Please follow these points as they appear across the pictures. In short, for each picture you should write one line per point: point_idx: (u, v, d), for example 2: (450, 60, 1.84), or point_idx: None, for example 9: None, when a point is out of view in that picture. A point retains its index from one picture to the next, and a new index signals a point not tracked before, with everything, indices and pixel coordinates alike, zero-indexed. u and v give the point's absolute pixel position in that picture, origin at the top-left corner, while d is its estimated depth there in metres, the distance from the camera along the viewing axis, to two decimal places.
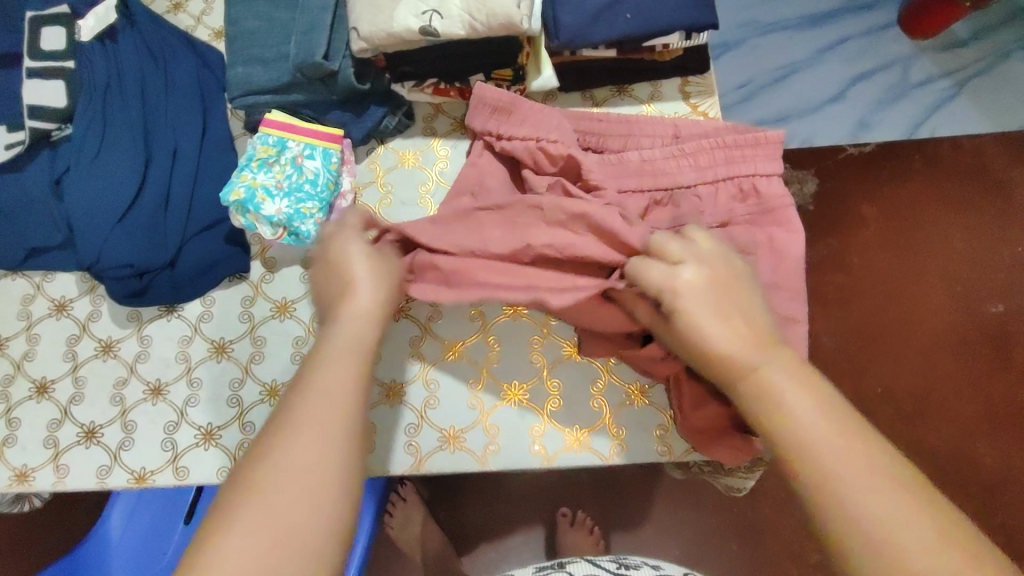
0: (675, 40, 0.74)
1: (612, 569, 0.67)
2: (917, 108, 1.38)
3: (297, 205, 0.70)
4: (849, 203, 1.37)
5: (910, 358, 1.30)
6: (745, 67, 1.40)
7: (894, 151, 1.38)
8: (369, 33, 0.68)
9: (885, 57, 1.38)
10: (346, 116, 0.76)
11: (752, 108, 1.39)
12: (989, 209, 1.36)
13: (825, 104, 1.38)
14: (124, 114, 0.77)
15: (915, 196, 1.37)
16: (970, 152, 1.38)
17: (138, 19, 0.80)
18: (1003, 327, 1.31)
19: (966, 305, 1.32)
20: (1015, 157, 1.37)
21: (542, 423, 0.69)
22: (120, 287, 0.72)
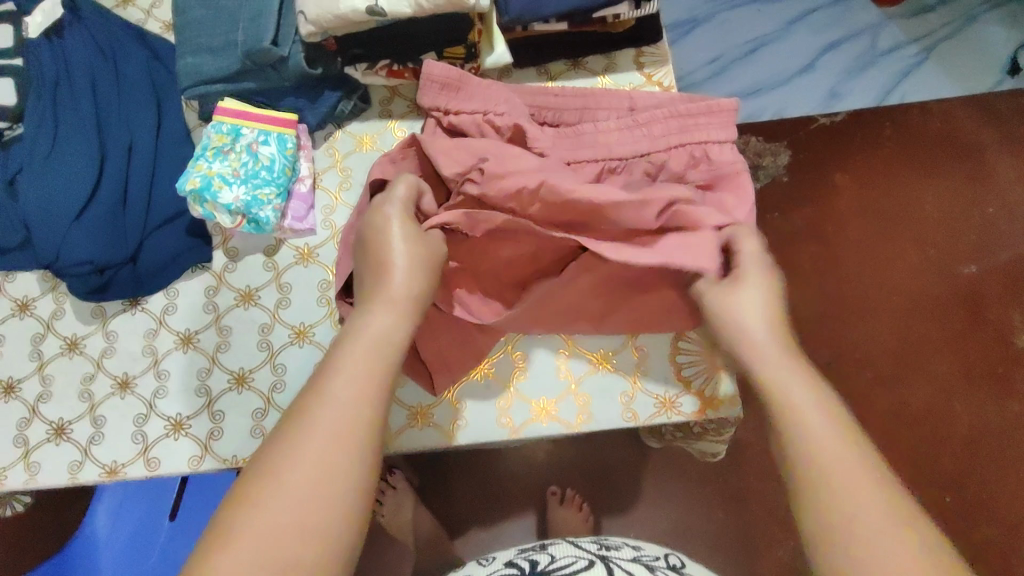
0: (625, 10, 0.74)
1: (594, 549, 0.66)
2: (887, 75, 1.39)
3: (254, 192, 0.70)
4: (821, 172, 1.38)
5: (887, 321, 1.32)
6: (712, 41, 1.40)
7: (865, 118, 1.39)
8: (317, 16, 0.69)
9: (852, 27, 1.40)
10: (300, 101, 0.76)
11: (721, 83, 1.40)
12: (959, 171, 1.38)
13: (794, 74, 1.39)
14: (76, 110, 0.76)
15: (887, 162, 1.38)
16: (940, 116, 1.39)
17: (86, 14, 0.79)
18: (977, 289, 1.33)
19: (941, 268, 1.34)
20: (983, 119, 1.38)
21: (509, 397, 0.70)
22: (81, 284, 0.72)
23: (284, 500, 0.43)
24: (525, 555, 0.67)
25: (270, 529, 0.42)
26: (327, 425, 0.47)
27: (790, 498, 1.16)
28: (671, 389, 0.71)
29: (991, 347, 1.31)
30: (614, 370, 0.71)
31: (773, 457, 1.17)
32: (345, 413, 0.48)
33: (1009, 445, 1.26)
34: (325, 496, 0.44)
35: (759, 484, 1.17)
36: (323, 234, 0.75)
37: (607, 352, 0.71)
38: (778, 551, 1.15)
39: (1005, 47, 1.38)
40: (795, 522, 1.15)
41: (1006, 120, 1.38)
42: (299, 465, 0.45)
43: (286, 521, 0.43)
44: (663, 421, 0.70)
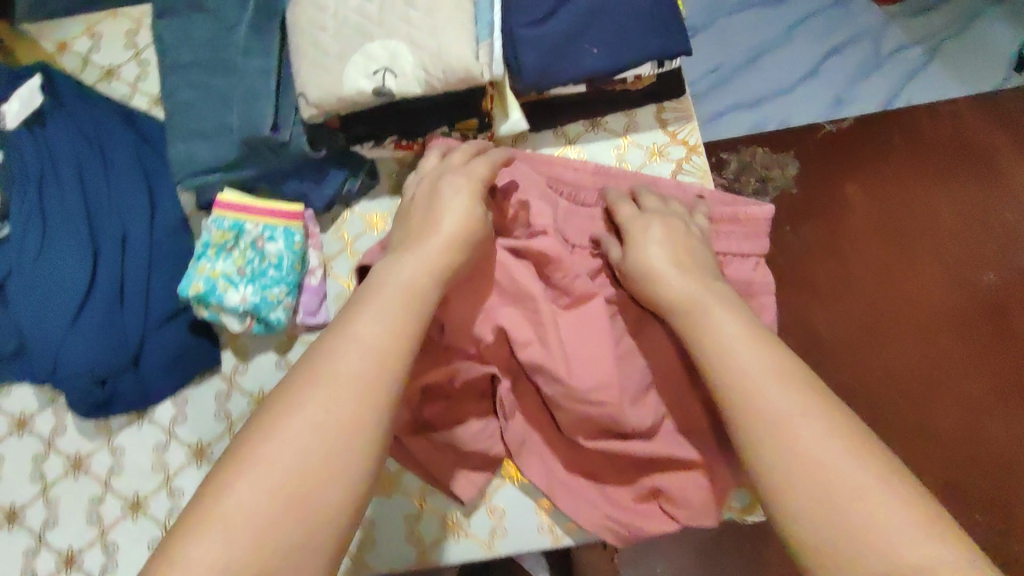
0: (648, 70, 0.70)
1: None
2: (894, 78, 1.33)
3: (263, 291, 0.65)
4: (831, 186, 1.22)
5: (937, 346, 1.06)
6: (712, 51, 1.35)
7: (871, 131, 1.27)
8: (319, 100, 0.64)
9: (856, 29, 1.35)
10: (304, 184, 0.70)
11: (726, 93, 1.34)
12: (963, 172, 1.16)
13: (799, 81, 1.34)
14: (64, 205, 0.70)
15: (898, 168, 1.20)
16: (949, 120, 1.24)
17: (66, 99, 0.73)
18: (1002, 300, 1.05)
19: (960, 278, 1.08)
20: (999, 126, 1.20)
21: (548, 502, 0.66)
22: (83, 400, 0.66)
23: (293, 445, 0.40)
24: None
25: (277, 477, 0.39)
26: (343, 379, 0.43)
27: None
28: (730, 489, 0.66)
29: None
30: None
31: None
32: (363, 373, 0.43)
33: None
34: (333, 458, 0.40)
35: None
36: None
37: None
38: None
39: (1009, 47, 1.32)
40: None
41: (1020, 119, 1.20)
42: (308, 415, 0.41)
43: (291, 472, 0.39)
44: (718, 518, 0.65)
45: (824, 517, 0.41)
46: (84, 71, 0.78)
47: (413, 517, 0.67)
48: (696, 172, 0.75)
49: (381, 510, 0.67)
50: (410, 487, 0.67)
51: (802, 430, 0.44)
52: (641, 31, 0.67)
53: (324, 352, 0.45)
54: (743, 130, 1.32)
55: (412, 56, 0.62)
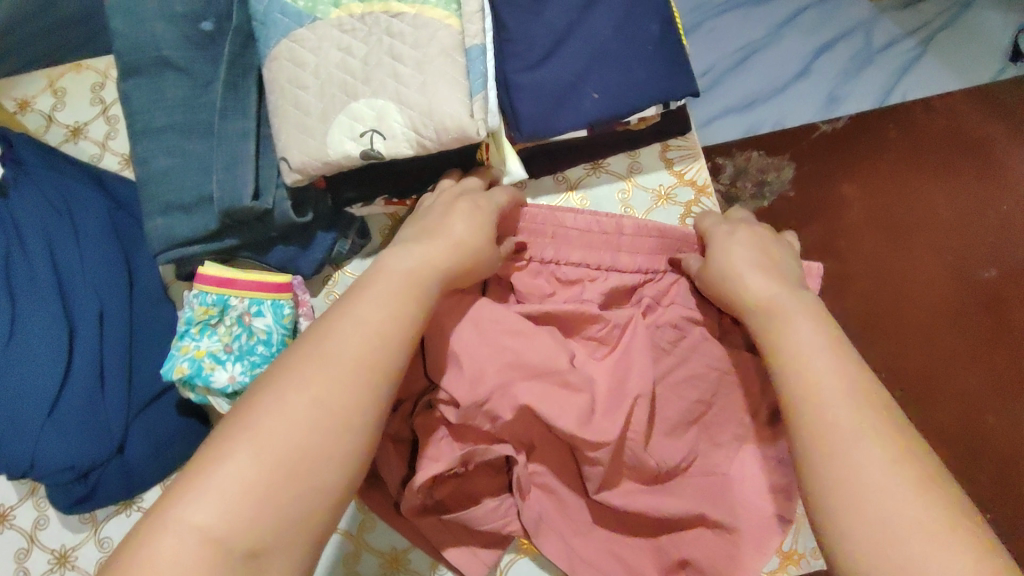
0: (653, 112, 0.66)
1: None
2: (887, 74, 1.14)
3: (252, 370, 0.61)
4: (828, 184, 1.11)
5: (939, 334, 1.04)
6: (698, 56, 1.17)
7: (868, 124, 1.12)
8: (302, 164, 0.59)
9: (844, 24, 1.15)
10: (291, 250, 0.66)
11: (716, 98, 1.16)
12: (963, 165, 1.09)
13: (791, 82, 1.15)
14: (34, 285, 0.66)
15: (890, 163, 1.11)
16: (943, 113, 1.11)
17: (32, 167, 0.69)
18: (1003, 295, 1.03)
19: (956, 272, 1.05)
20: (987, 111, 1.10)
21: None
22: (63, 496, 0.63)
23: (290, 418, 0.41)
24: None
25: (270, 450, 0.39)
26: (342, 363, 0.44)
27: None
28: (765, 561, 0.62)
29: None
30: None
31: None
32: (359, 360, 0.44)
33: None
34: (324, 442, 0.41)
35: None
36: None
37: None
38: None
39: (1004, 35, 1.12)
40: None
41: (1013, 110, 1.10)
42: (304, 390, 0.42)
43: (281, 438, 0.40)
44: None
45: (861, 517, 0.41)
46: (49, 132, 0.74)
47: None
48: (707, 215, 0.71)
49: None
50: (419, 565, 0.64)
51: (861, 433, 0.44)
52: (645, 72, 0.63)
53: (334, 329, 0.46)
54: (739, 134, 1.14)
55: (401, 115, 0.58)
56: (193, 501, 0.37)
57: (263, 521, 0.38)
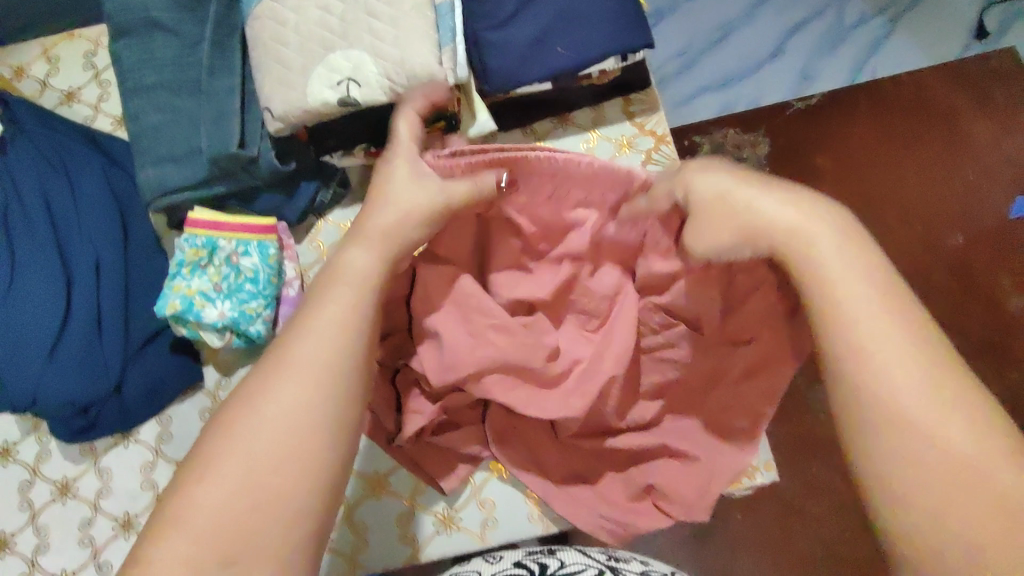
0: (611, 64, 0.70)
1: (603, 559, 0.55)
2: (855, 53, 1.26)
3: (240, 305, 0.66)
4: (803, 153, 1.22)
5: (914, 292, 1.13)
6: (681, 35, 1.28)
7: (839, 99, 1.24)
8: (284, 113, 0.64)
9: (815, 6, 1.27)
10: (276, 199, 0.71)
11: (692, 77, 1.28)
12: (932, 138, 1.19)
13: (764, 61, 1.27)
14: (33, 234, 0.70)
15: (864, 134, 1.21)
16: (911, 88, 1.23)
17: (27, 126, 0.72)
18: (967, 258, 1.14)
19: (926, 237, 1.15)
20: (954, 84, 1.21)
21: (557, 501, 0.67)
22: (65, 427, 0.67)
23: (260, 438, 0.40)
24: (534, 556, 0.56)
25: (243, 471, 0.39)
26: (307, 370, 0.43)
27: (804, 489, 1.14)
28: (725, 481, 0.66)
29: (989, 311, 1.11)
30: None
31: (797, 449, 1.15)
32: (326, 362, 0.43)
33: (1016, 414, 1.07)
34: (294, 451, 0.40)
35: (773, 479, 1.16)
36: None
37: None
38: (799, 541, 1.13)
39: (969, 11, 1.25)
40: (811, 512, 1.14)
41: (978, 85, 1.20)
42: (263, 409, 0.41)
43: (246, 460, 0.39)
44: None
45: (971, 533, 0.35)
46: (44, 96, 0.78)
47: (404, 517, 0.67)
48: (666, 160, 0.75)
49: (374, 511, 0.67)
50: (400, 489, 0.67)
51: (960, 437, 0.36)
52: (605, 26, 0.67)
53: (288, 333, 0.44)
54: (714, 112, 1.27)
55: (375, 64, 0.62)
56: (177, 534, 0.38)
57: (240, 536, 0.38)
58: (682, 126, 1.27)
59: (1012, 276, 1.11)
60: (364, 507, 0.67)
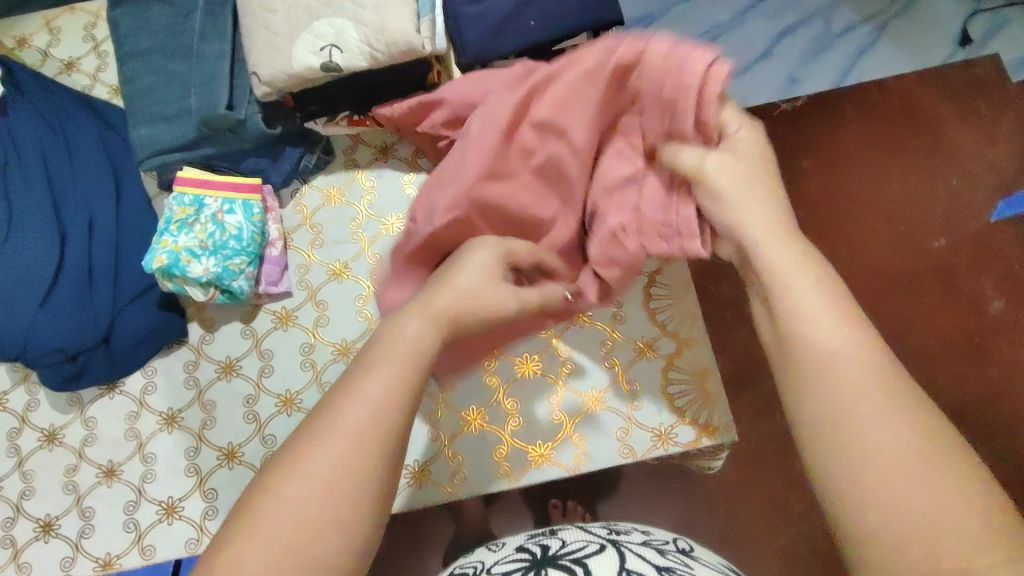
0: (583, 40, 0.73)
1: (604, 534, 0.58)
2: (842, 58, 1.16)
3: (225, 262, 0.68)
4: (789, 156, 1.21)
5: (898, 293, 1.15)
6: None
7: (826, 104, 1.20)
8: (270, 77, 0.67)
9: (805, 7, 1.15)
10: (263, 161, 0.74)
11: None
12: (918, 145, 1.20)
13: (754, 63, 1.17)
14: (29, 191, 0.72)
15: (849, 140, 1.21)
16: (898, 94, 1.20)
17: (28, 89, 0.76)
18: (950, 263, 1.16)
19: (908, 243, 1.17)
20: (943, 90, 1.19)
21: (596, 399, 0.70)
22: (55, 373, 0.69)
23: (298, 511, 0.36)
24: (537, 540, 0.60)
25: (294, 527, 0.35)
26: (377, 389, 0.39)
27: (785, 482, 1.13)
28: (659, 364, 0.71)
29: (964, 312, 1.14)
30: (608, 408, 0.70)
31: (780, 440, 1.14)
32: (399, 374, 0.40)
33: (996, 405, 1.11)
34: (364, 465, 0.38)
35: (756, 472, 1.14)
36: (299, 295, 0.73)
37: (599, 391, 0.70)
38: (781, 535, 1.11)
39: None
40: (794, 507, 1.12)
41: (964, 94, 1.19)
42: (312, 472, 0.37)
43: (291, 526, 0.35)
44: (660, 454, 0.69)
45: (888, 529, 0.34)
46: (45, 65, 0.81)
47: None
48: None
49: None
50: None
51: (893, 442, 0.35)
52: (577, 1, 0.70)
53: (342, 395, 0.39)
54: None
55: (356, 31, 0.66)
56: (241, 540, 0.35)
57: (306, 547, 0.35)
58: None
59: (994, 280, 1.14)
60: None
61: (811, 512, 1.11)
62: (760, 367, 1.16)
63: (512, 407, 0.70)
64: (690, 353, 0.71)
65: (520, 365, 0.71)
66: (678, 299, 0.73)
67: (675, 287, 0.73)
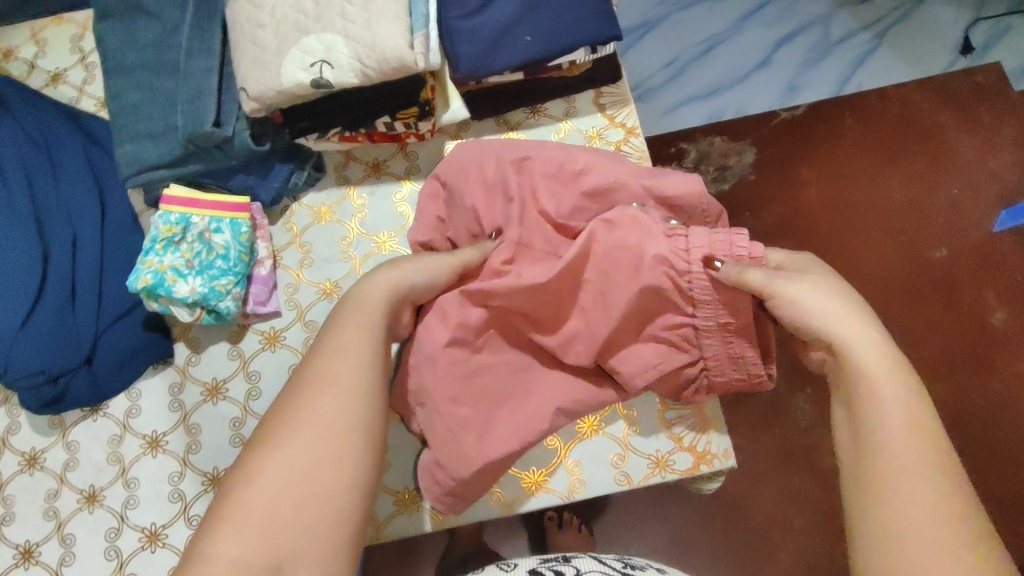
0: (581, 56, 0.72)
1: (618, 567, 0.59)
2: (842, 66, 1.21)
3: (211, 282, 0.66)
4: (789, 164, 1.18)
5: (900, 303, 1.13)
6: (665, 47, 1.23)
7: (826, 112, 1.20)
8: (258, 93, 0.65)
9: (803, 19, 1.22)
10: (251, 178, 0.72)
11: (679, 86, 1.22)
12: (919, 154, 1.18)
13: (753, 71, 1.21)
14: (11, 209, 0.70)
15: (850, 148, 1.19)
16: (897, 103, 1.19)
17: (13, 104, 0.75)
18: (951, 274, 1.14)
19: (909, 253, 1.15)
20: (941, 100, 1.19)
21: (591, 424, 0.68)
22: (33, 398, 0.67)
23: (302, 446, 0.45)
24: (549, 564, 0.59)
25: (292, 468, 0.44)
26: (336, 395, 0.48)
27: (784, 498, 1.11)
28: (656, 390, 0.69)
29: (967, 323, 1.12)
30: (603, 434, 0.68)
31: (779, 455, 1.12)
32: (354, 380, 0.49)
33: (1001, 420, 1.08)
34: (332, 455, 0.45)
35: (754, 487, 1.12)
36: (288, 315, 0.71)
37: (595, 416, 0.68)
38: (780, 553, 1.09)
39: (956, 28, 1.20)
40: (792, 523, 1.10)
41: (963, 102, 1.18)
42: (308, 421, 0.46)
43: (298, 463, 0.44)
44: (657, 480, 0.68)
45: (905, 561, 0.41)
46: (30, 77, 0.80)
47: None
48: (634, 152, 0.76)
49: None
50: None
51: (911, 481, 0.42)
52: (574, 16, 0.69)
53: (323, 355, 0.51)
54: (699, 122, 1.20)
55: (347, 47, 0.64)
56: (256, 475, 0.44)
57: (313, 491, 0.44)
58: (666, 136, 1.20)
59: (996, 291, 1.12)
60: None
61: (811, 529, 1.09)
62: None
63: None
64: None
65: None
66: (692, 405, 0.68)
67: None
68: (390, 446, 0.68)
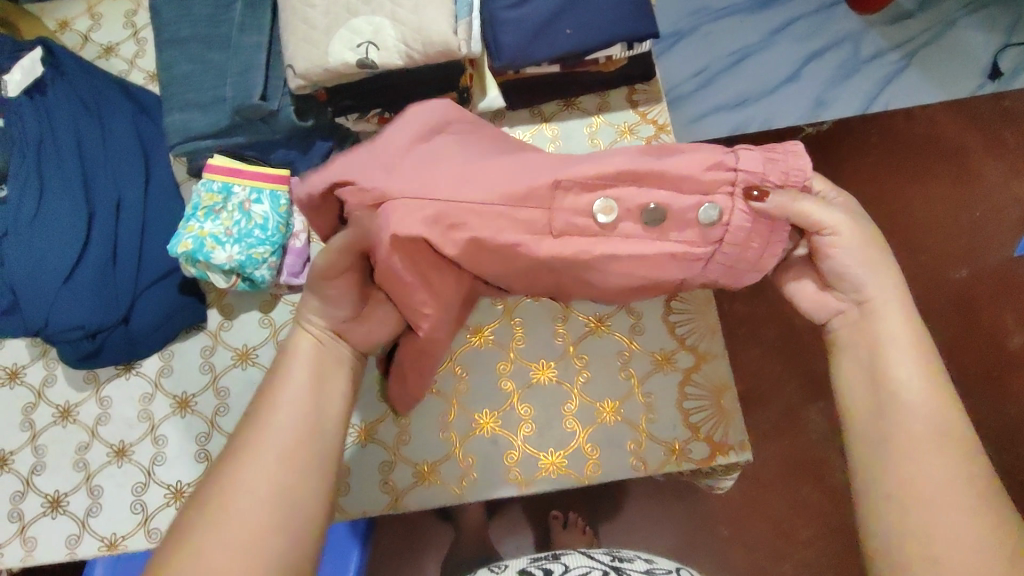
0: (618, 51, 0.73)
1: (606, 561, 0.60)
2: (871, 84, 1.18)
3: (248, 250, 0.68)
4: None
5: None
6: (696, 56, 1.22)
7: (850, 128, 1.21)
8: (305, 70, 0.67)
9: (835, 35, 1.19)
10: (292, 153, 0.75)
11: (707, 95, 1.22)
12: (943, 174, 1.19)
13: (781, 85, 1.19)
14: (60, 171, 0.72)
15: (875, 165, 1.20)
16: (923, 122, 1.20)
17: (68, 71, 0.77)
18: (970, 296, 1.14)
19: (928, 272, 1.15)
20: (969, 121, 1.19)
21: (610, 409, 0.70)
22: (73, 350, 0.69)
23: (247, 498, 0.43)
24: (540, 562, 0.61)
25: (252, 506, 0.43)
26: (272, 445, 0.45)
27: (792, 508, 1.11)
28: (676, 379, 0.70)
29: (984, 346, 1.12)
30: (621, 420, 0.69)
31: (787, 465, 1.13)
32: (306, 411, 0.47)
33: (1013, 446, 1.08)
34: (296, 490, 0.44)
35: (763, 496, 1.12)
36: None
37: (615, 401, 0.70)
38: (785, 564, 1.09)
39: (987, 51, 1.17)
40: (799, 535, 1.10)
41: (990, 125, 1.19)
42: (261, 462, 0.44)
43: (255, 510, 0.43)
44: (673, 468, 0.68)
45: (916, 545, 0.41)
46: (85, 48, 0.83)
47: (387, 466, 0.69)
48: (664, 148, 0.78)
49: (358, 458, 0.69)
50: (385, 438, 0.70)
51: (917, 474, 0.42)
52: (612, 14, 0.71)
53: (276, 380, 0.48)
54: (725, 131, 1.21)
55: (394, 30, 0.66)
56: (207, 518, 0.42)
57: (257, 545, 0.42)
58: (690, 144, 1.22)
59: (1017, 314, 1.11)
60: (357, 462, 0.69)
61: (817, 542, 1.09)
62: (774, 390, 1.15)
63: (526, 412, 0.70)
64: (707, 368, 0.70)
65: (534, 370, 0.71)
66: (712, 399, 0.69)
67: (695, 302, 0.72)
68: (413, 424, 0.70)
